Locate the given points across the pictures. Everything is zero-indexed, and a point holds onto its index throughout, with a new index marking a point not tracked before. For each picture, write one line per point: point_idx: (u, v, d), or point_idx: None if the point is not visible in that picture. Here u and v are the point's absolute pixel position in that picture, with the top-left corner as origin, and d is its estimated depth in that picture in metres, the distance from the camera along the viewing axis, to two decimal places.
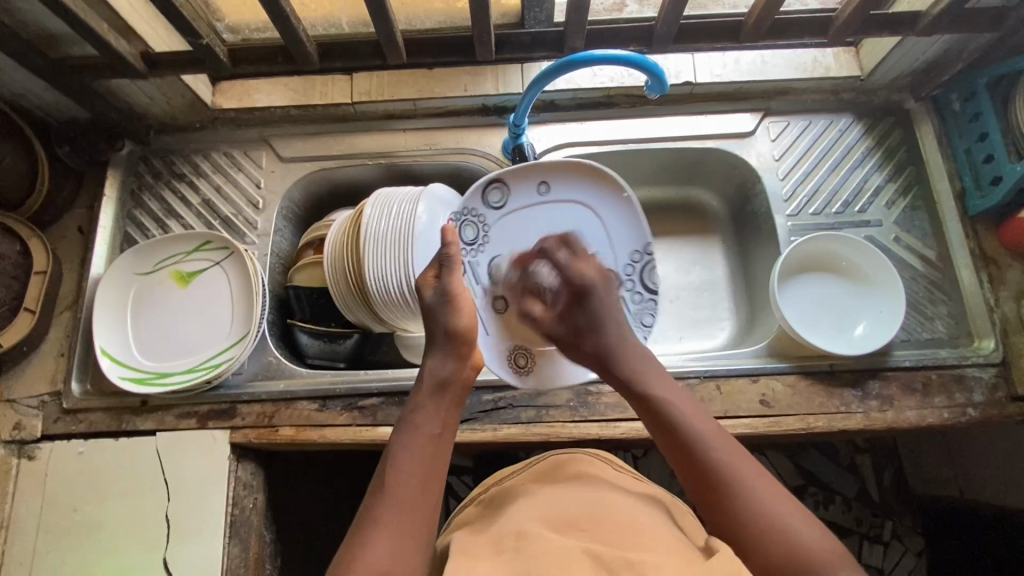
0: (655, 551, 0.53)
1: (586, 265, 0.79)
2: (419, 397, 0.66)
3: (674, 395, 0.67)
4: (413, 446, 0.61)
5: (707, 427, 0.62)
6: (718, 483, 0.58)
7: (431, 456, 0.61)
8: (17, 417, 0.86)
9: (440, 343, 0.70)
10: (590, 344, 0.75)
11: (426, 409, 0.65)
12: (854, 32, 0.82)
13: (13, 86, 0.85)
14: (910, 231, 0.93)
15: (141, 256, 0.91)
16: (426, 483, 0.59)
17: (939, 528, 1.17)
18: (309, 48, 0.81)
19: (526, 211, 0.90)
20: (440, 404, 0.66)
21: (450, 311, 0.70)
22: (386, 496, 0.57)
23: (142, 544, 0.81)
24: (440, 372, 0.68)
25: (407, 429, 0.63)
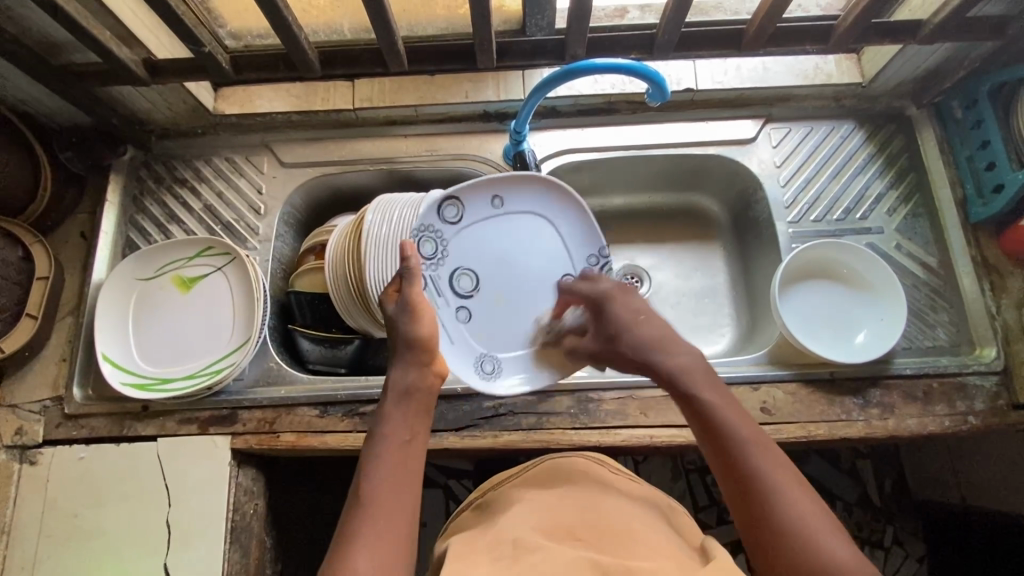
0: (652, 559, 0.53)
1: (604, 283, 0.77)
2: (386, 410, 0.64)
3: (718, 396, 0.61)
4: (385, 456, 0.60)
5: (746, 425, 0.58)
6: (757, 489, 0.54)
7: (404, 463, 0.60)
8: (19, 422, 0.86)
9: (400, 353, 0.68)
10: (629, 347, 0.69)
11: (393, 418, 0.63)
12: (856, 40, 0.82)
13: (16, 93, 0.85)
14: (911, 238, 0.93)
15: (143, 262, 0.91)
16: (405, 489, 0.58)
17: (940, 534, 1.17)
18: (311, 55, 0.81)
19: (481, 226, 0.82)
20: (406, 411, 0.64)
21: (410, 318, 0.69)
22: (363, 506, 0.56)
23: (143, 549, 0.81)
24: (403, 381, 0.66)
25: (378, 439, 0.62)
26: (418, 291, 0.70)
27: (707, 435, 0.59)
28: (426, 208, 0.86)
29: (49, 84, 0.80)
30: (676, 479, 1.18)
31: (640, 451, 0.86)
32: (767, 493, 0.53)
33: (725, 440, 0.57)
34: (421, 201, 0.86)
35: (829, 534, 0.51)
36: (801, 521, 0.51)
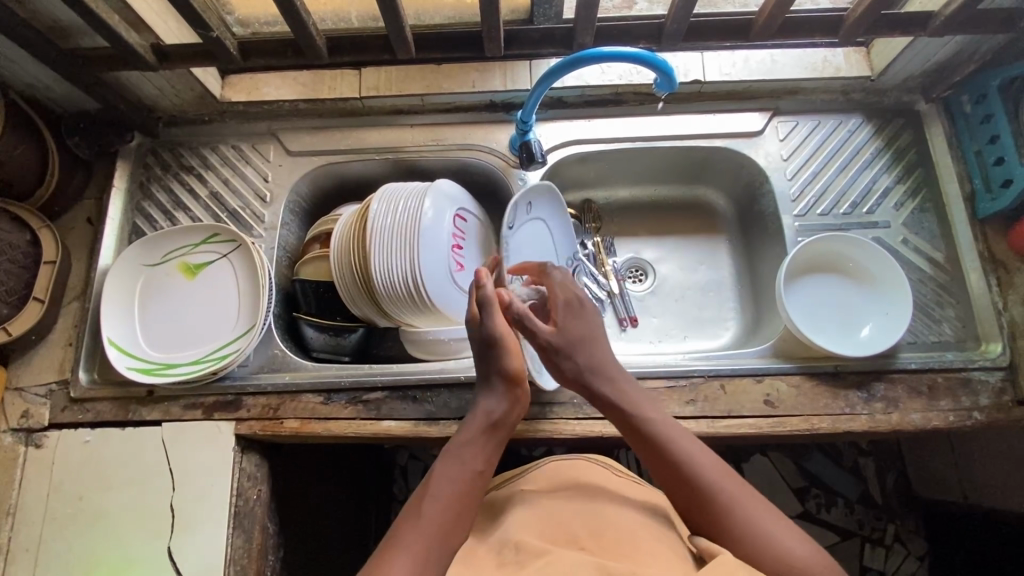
0: (657, 567, 0.54)
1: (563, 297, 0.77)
2: (471, 429, 0.68)
3: (656, 414, 0.70)
4: (459, 477, 0.63)
5: (688, 443, 0.66)
6: (707, 500, 0.62)
7: (471, 489, 0.63)
8: (25, 405, 0.87)
9: (494, 384, 0.72)
10: (569, 365, 0.73)
11: (472, 444, 0.67)
12: (865, 32, 0.81)
13: (24, 77, 0.85)
14: (918, 233, 0.93)
15: (149, 248, 0.91)
16: (463, 511, 0.61)
17: (943, 532, 1.16)
18: (319, 41, 0.81)
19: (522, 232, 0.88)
20: (489, 443, 0.68)
21: (505, 352, 0.71)
22: (417, 518, 0.58)
23: (147, 532, 0.82)
24: (494, 413, 0.69)
25: (457, 457, 0.65)
26: (497, 321, 0.71)
27: (650, 449, 0.67)
28: (439, 202, 0.87)
29: (59, 69, 0.80)
30: None
31: None
32: (716, 503, 0.61)
33: (666, 454, 0.65)
34: (437, 194, 0.87)
35: (780, 532, 0.59)
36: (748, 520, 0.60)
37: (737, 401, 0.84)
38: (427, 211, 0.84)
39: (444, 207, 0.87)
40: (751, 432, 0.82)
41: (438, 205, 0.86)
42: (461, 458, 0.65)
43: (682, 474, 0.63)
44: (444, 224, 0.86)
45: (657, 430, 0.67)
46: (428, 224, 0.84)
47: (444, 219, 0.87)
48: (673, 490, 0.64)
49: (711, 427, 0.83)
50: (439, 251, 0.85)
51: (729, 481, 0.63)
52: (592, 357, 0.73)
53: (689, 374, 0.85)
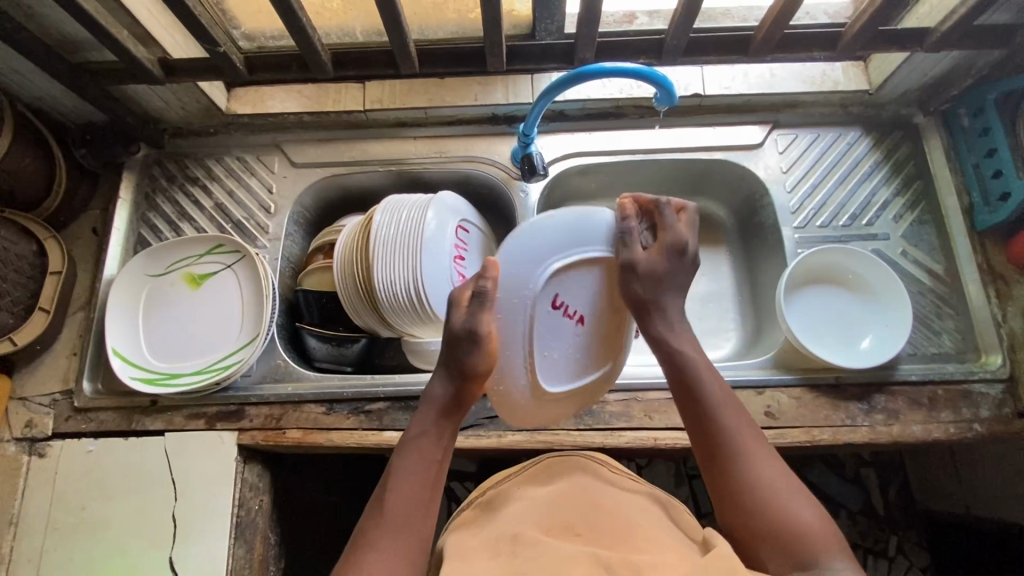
0: (652, 552, 0.54)
1: (670, 238, 0.71)
2: (421, 421, 0.67)
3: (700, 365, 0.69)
4: (413, 472, 0.63)
5: (725, 397, 0.66)
6: (733, 453, 0.63)
7: (429, 477, 0.63)
8: (29, 414, 0.88)
9: (447, 369, 0.67)
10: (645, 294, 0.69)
11: (423, 436, 0.65)
12: (864, 47, 0.82)
13: (33, 90, 0.87)
14: (917, 245, 0.93)
15: (154, 258, 0.92)
16: (426, 501, 0.62)
17: (946, 544, 1.16)
18: (324, 56, 0.82)
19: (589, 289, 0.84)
20: (443, 430, 0.66)
21: (474, 350, 0.65)
22: (382, 519, 0.60)
23: (149, 542, 0.82)
24: (443, 396, 0.67)
25: (409, 453, 0.64)
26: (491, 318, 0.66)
27: (688, 401, 0.67)
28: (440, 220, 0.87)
29: (67, 82, 0.82)
30: (680, 484, 1.18)
31: (644, 452, 0.86)
32: (740, 458, 0.62)
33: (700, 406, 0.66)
34: (440, 210, 0.87)
35: (794, 499, 0.60)
36: (764, 480, 0.61)
37: None
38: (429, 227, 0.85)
39: (444, 222, 0.88)
40: None
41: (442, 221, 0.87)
42: (421, 451, 0.65)
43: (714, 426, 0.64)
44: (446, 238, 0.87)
45: (698, 379, 0.67)
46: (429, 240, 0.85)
47: (446, 234, 0.87)
48: (703, 441, 0.65)
49: None
50: (442, 266, 0.86)
51: (754, 443, 0.64)
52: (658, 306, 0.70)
53: None
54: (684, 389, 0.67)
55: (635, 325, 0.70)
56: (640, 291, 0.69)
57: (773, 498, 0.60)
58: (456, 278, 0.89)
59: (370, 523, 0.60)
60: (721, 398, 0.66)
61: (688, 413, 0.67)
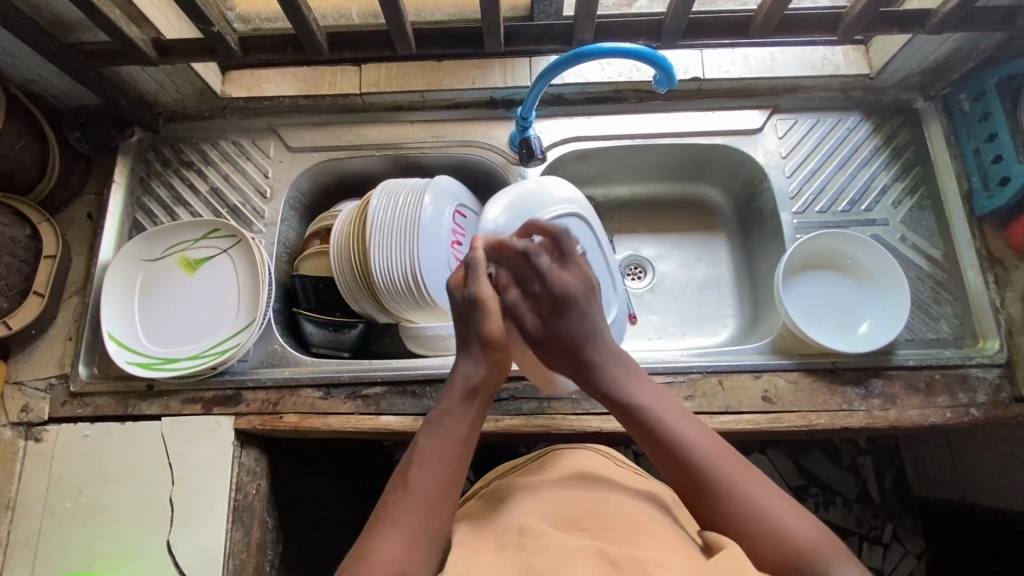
0: (656, 550, 0.54)
1: (568, 276, 0.70)
2: (448, 400, 0.66)
3: (655, 400, 0.66)
4: (438, 450, 0.62)
5: (696, 432, 0.63)
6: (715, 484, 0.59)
7: (454, 456, 0.62)
8: (25, 399, 0.87)
9: (470, 348, 0.68)
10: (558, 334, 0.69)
11: (453, 412, 0.65)
12: (864, 29, 0.81)
13: (26, 72, 0.85)
14: (916, 230, 0.93)
15: (150, 243, 0.92)
16: (453, 478, 0.60)
17: (941, 531, 1.16)
18: (319, 37, 0.81)
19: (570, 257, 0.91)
20: (470, 408, 0.66)
21: (483, 315, 0.68)
22: (404, 495, 0.58)
23: (146, 526, 0.82)
24: (472, 377, 0.67)
25: (436, 429, 0.64)
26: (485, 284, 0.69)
27: (650, 441, 0.64)
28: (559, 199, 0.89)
29: (60, 63, 0.81)
30: None
31: None
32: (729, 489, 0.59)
33: (665, 440, 0.63)
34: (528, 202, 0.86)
35: (786, 513, 0.57)
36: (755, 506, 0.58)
37: (735, 397, 0.84)
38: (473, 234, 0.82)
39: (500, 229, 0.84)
40: (749, 428, 0.82)
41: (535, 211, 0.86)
42: (451, 422, 0.64)
43: (683, 463, 0.61)
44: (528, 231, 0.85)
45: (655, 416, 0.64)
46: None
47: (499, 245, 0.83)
48: (673, 475, 0.62)
49: (709, 422, 0.82)
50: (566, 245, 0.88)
51: (737, 468, 0.60)
52: (591, 344, 0.68)
53: (686, 371, 0.85)
54: (636, 428, 0.65)
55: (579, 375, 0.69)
56: (573, 325, 0.68)
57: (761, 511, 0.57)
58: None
59: (394, 498, 0.59)
60: (683, 427, 0.63)
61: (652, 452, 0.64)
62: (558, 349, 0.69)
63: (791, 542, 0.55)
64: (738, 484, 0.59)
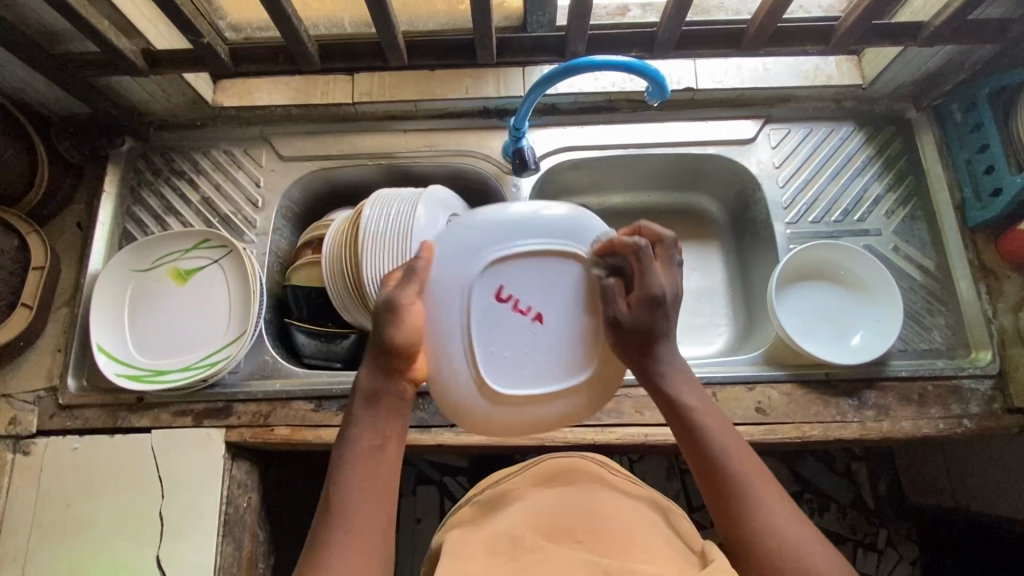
0: (651, 563, 0.53)
1: (665, 279, 0.65)
2: (359, 414, 0.60)
3: (704, 408, 0.63)
4: (355, 470, 0.57)
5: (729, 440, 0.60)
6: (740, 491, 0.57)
7: (374, 469, 0.57)
8: (13, 412, 0.86)
9: (373, 353, 0.61)
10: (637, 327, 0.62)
11: (362, 425, 0.59)
12: (857, 41, 0.81)
13: (15, 82, 0.85)
14: (909, 241, 0.93)
15: (140, 253, 0.91)
16: (378, 492, 0.56)
17: (935, 537, 1.16)
18: (310, 48, 0.81)
19: (555, 292, 0.65)
20: (378, 415, 0.60)
21: (391, 320, 0.60)
22: (332, 527, 0.54)
23: (136, 541, 0.81)
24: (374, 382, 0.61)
25: (349, 445, 0.58)
26: (410, 291, 0.61)
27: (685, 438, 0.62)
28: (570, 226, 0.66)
29: (49, 73, 0.80)
30: (671, 478, 1.18)
31: (635, 448, 0.86)
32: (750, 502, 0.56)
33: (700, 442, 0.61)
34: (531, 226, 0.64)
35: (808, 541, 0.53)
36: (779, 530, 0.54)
37: (729, 408, 0.84)
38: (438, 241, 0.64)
39: (481, 242, 0.63)
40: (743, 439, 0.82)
41: (524, 238, 0.64)
42: (361, 438, 0.59)
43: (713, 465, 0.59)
44: (506, 258, 0.63)
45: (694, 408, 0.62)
46: (445, 270, 0.62)
47: (469, 263, 0.63)
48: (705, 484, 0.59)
49: None
50: (553, 288, 0.64)
51: (760, 479, 0.57)
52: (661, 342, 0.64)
53: None
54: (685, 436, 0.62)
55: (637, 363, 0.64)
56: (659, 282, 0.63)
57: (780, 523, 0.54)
58: (526, 310, 0.64)
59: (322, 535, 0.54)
60: (722, 436, 0.61)
61: (686, 451, 0.62)
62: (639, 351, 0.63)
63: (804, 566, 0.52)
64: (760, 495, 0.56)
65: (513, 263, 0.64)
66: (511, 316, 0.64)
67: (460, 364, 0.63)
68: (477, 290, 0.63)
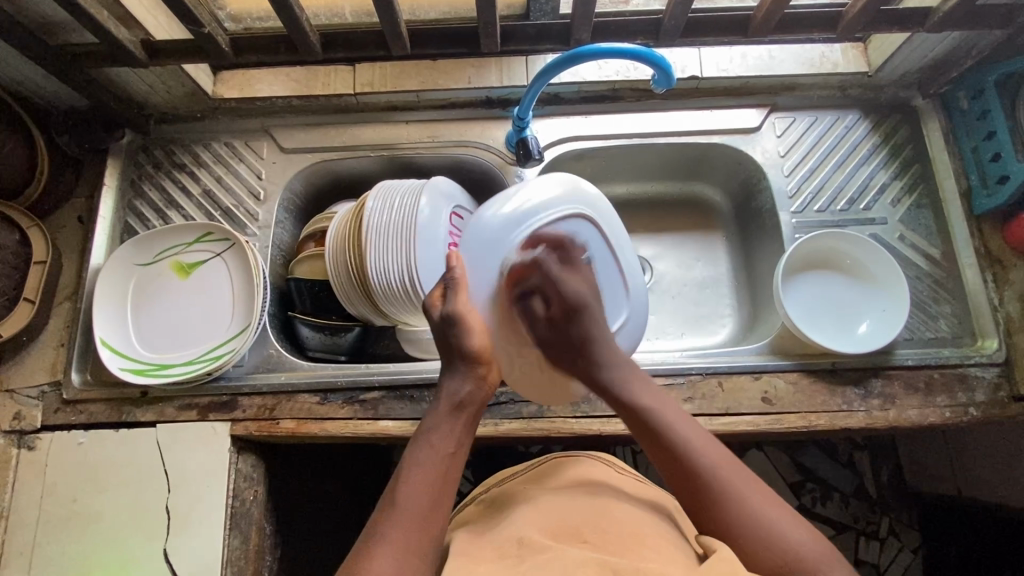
0: (658, 560, 0.53)
1: (576, 279, 0.73)
2: (437, 418, 0.65)
3: (654, 398, 0.68)
4: (429, 467, 0.61)
5: (694, 433, 0.64)
6: (706, 474, 0.60)
7: (443, 472, 0.61)
8: (17, 407, 0.86)
9: (456, 363, 0.68)
10: (574, 338, 0.71)
11: (442, 429, 0.64)
12: (863, 28, 0.81)
13: (12, 75, 0.84)
14: (915, 229, 0.93)
15: (141, 248, 0.90)
16: (441, 494, 0.60)
17: (938, 526, 1.17)
18: (312, 37, 0.80)
19: (549, 250, 0.74)
20: (456, 422, 0.65)
21: (466, 330, 0.67)
22: (395, 514, 0.57)
23: (143, 534, 0.81)
24: (456, 392, 0.67)
25: (425, 444, 0.63)
26: (463, 302, 0.68)
27: (651, 439, 0.65)
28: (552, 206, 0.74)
29: (47, 65, 0.79)
30: None
31: (641, 439, 0.86)
32: (722, 488, 0.59)
33: (663, 436, 0.64)
34: (533, 207, 0.72)
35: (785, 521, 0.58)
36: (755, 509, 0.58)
37: (735, 398, 0.84)
38: (461, 249, 0.70)
39: (498, 236, 0.70)
40: (749, 429, 0.82)
41: (543, 220, 0.73)
42: (436, 438, 0.63)
43: (680, 454, 0.62)
44: (532, 244, 0.72)
45: (642, 402, 0.67)
46: (478, 272, 0.70)
47: (496, 261, 0.70)
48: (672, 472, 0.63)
49: (708, 425, 0.82)
50: (578, 258, 0.75)
51: (726, 463, 0.61)
52: (596, 349, 0.71)
53: (686, 372, 0.85)
54: (641, 426, 0.66)
55: (576, 368, 0.72)
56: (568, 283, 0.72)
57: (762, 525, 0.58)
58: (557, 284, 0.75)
59: (382, 521, 0.57)
60: (684, 426, 0.64)
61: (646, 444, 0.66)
62: (573, 337, 0.71)
63: (793, 555, 0.55)
64: (738, 492, 0.59)
65: (529, 244, 0.72)
66: (545, 294, 0.74)
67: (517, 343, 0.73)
68: (511, 278, 0.71)
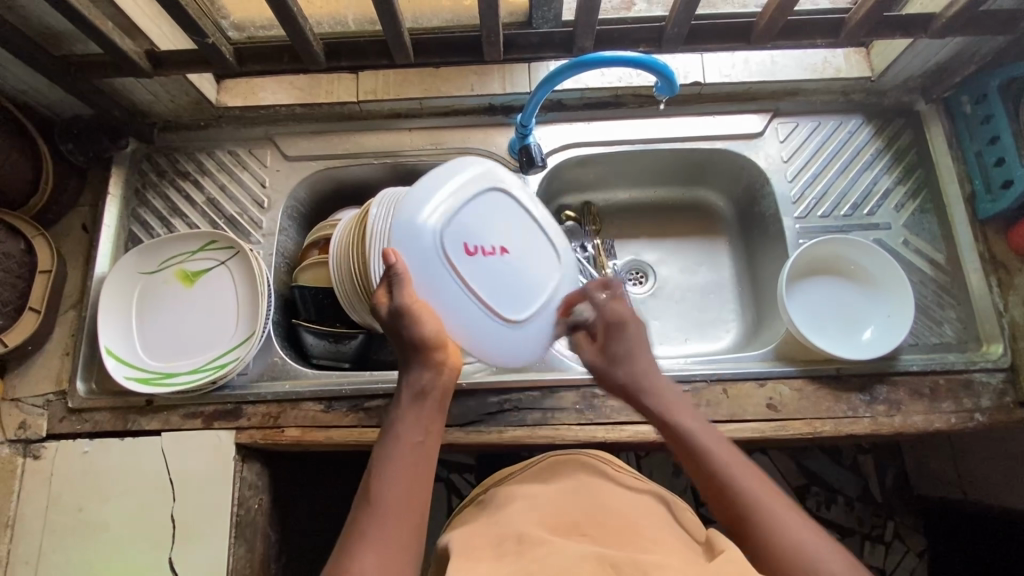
0: (655, 553, 0.54)
1: (624, 306, 0.80)
2: (401, 412, 0.67)
3: (698, 427, 0.70)
4: (400, 460, 0.63)
5: (727, 453, 0.66)
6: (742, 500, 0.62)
7: (414, 464, 0.63)
8: (22, 416, 0.86)
9: (410, 356, 0.69)
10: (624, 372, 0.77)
11: (408, 420, 0.66)
12: (866, 34, 0.81)
13: (16, 85, 0.84)
14: (918, 235, 0.93)
15: (145, 256, 0.90)
16: (416, 485, 0.62)
17: (944, 529, 1.16)
18: (316, 47, 0.80)
19: (480, 216, 0.75)
20: (420, 412, 0.67)
21: (410, 322, 0.67)
22: (372, 510, 0.59)
23: (148, 543, 0.81)
24: (418, 382, 0.69)
25: (395, 439, 0.65)
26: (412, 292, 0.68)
27: (693, 465, 0.67)
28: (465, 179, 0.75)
29: (51, 74, 0.79)
30: (679, 474, 1.18)
31: (646, 446, 0.86)
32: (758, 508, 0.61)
33: (704, 463, 0.66)
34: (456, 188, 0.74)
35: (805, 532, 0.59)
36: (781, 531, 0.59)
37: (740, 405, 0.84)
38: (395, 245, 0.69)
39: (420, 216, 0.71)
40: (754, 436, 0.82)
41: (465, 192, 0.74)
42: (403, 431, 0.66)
43: (719, 480, 0.64)
44: (461, 216, 0.73)
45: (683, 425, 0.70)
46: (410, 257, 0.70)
47: (427, 242, 0.71)
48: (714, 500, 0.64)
49: None
50: (499, 222, 0.77)
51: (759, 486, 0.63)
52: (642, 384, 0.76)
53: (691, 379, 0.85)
54: (681, 449, 0.69)
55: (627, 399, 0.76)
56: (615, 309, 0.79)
57: (794, 541, 0.58)
58: (495, 251, 0.75)
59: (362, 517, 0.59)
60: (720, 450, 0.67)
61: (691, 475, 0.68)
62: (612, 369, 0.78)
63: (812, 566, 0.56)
64: (771, 507, 0.61)
65: (463, 221, 0.73)
66: (488, 262, 0.74)
67: (473, 318, 0.73)
68: (452, 255, 0.71)
